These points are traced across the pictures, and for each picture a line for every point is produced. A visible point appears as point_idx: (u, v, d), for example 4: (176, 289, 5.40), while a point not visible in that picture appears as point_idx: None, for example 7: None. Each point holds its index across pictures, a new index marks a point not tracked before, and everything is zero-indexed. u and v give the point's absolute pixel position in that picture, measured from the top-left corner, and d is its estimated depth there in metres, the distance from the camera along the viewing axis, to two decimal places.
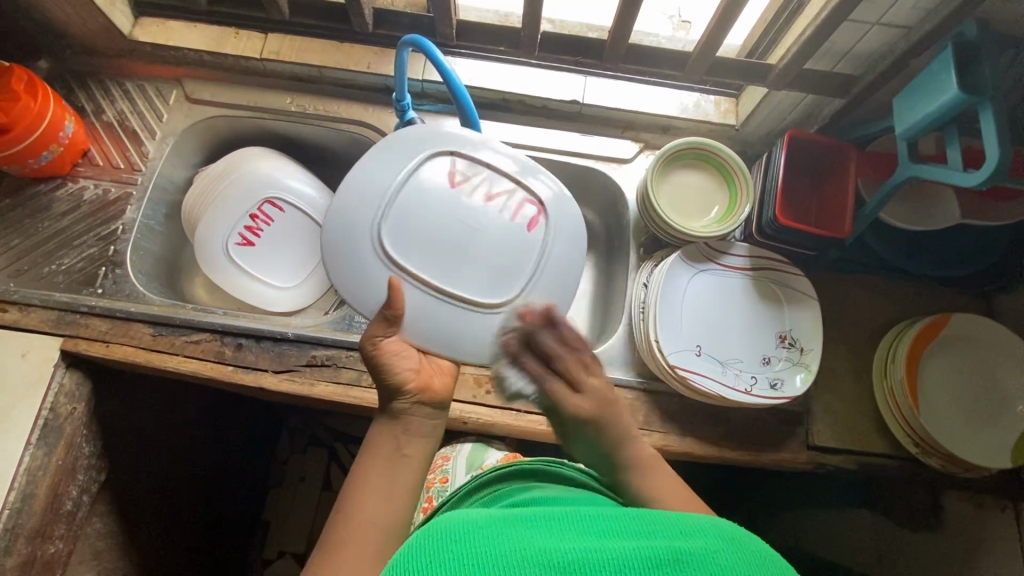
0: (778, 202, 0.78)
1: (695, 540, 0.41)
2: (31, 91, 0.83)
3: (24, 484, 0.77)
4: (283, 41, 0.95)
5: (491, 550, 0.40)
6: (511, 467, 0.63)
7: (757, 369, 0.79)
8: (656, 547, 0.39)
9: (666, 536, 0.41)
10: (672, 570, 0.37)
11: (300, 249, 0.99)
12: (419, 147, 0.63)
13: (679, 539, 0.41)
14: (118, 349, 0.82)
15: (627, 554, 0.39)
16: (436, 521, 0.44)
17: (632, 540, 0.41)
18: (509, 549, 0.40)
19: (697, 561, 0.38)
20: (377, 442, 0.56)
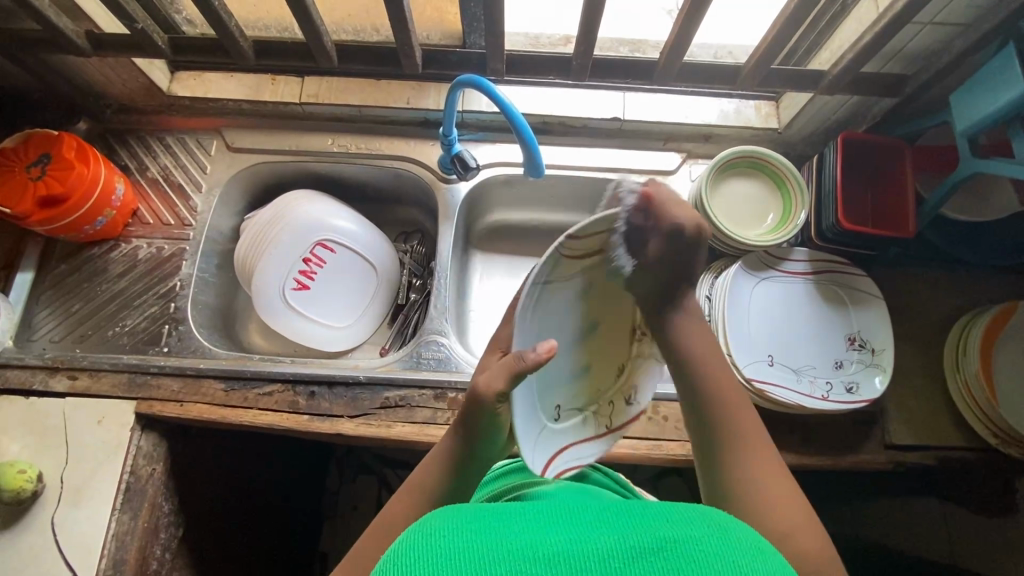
0: (840, 206, 0.78)
1: (678, 527, 0.39)
2: (81, 157, 0.83)
3: (114, 550, 0.77)
4: (320, 84, 0.95)
5: (474, 550, 0.37)
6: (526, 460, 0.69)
7: (830, 375, 0.79)
8: (644, 539, 0.37)
9: (653, 526, 0.39)
10: (661, 558, 0.36)
11: (353, 288, 0.99)
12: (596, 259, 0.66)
13: (664, 527, 0.39)
14: (193, 407, 0.82)
15: (615, 549, 0.37)
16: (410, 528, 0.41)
17: (616, 533, 0.39)
18: (491, 551, 0.37)
19: (690, 551, 0.37)
20: (448, 452, 0.57)
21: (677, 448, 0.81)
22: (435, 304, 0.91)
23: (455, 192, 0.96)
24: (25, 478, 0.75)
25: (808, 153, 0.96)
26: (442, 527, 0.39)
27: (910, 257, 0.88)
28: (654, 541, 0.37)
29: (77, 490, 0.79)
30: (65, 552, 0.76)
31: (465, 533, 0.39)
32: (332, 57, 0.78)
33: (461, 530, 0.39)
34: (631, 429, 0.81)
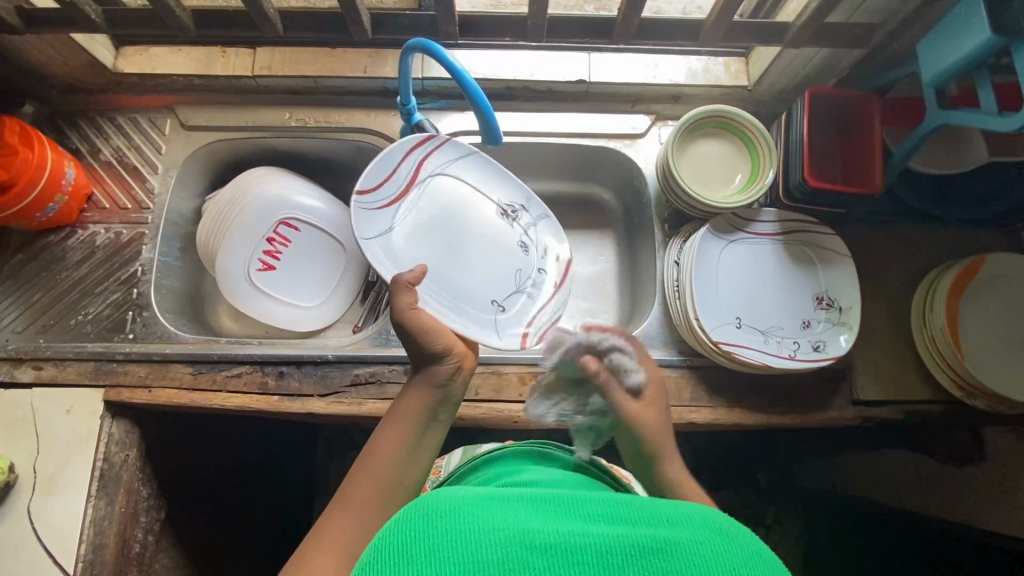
0: (806, 164, 0.76)
1: (679, 527, 0.40)
2: (25, 140, 0.80)
3: (92, 536, 0.78)
4: (273, 55, 0.91)
5: (476, 531, 0.38)
6: (508, 448, 0.72)
7: (798, 334, 0.79)
8: (644, 535, 0.39)
9: (653, 523, 0.40)
10: (654, 557, 0.37)
11: (320, 267, 0.98)
12: (416, 192, 0.84)
13: (665, 527, 0.40)
14: (161, 392, 0.82)
15: (614, 542, 0.38)
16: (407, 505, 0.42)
17: (618, 527, 0.40)
18: (492, 533, 0.38)
19: (687, 551, 0.38)
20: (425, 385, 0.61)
21: None
22: None
23: None
24: None
25: (778, 110, 0.93)
26: (446, 506, 0.41)
27: (880, 214, 0.88)
28: (656, 538, 0.38)
29: (51, 480, 0.79)
30: (43, 539, 0.77)
31: (466, 514, 0.40)
32: (277, 25, 0.74)
33: (464, 511, 0.40)
34: None
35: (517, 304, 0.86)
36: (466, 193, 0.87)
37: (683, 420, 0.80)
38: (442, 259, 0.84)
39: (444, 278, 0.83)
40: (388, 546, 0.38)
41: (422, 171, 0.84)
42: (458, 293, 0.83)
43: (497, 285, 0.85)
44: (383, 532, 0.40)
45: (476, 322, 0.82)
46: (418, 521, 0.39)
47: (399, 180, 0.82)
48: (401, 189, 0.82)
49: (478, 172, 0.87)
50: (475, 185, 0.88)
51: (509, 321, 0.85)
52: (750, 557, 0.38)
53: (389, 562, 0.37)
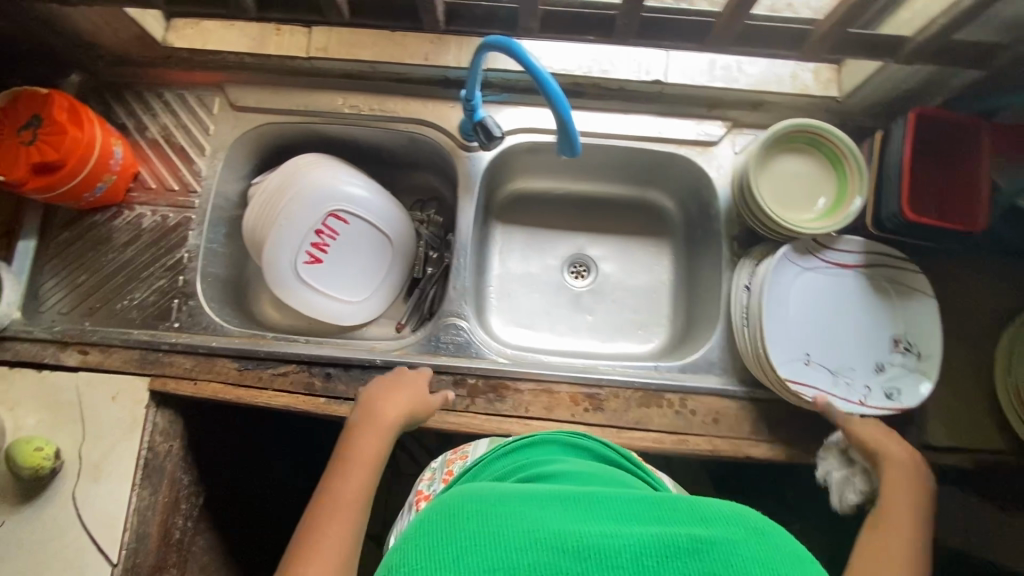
0: (904, 194, 0.70)
1: (717, 526, 0.38)
2: (75, 118, 0.76)
3: (137, 524, 0.78)
4: (330, 36, 0.86)
5: (502, 533, 0.37)
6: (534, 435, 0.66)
7: (871, 378, 0.75)
8: (678, 536, 0.37)
9: (686, 522, 0.39)
10: (691, 560, 0.35)
11: (368, 261, 0.95)
12: (820, 268, 0.77)
13: (700, 527, 0.38)
14: (206, 386, 0.80)
15: (646, 543, 0.36)
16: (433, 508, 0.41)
17: (650, 527, 0.38)
18: (520, 534, 0.37)
19: (725, 553, 0.36)
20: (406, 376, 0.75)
21: (702, 443, 0.78)
22: (454, 284, 0.86)
23: (477, 162, 0.89)
24: (43, 456, 0.75)
25: (867, 125, 0.86)
26: (471, 506, 0.40)
27: (971, 248, 0.81)
28: (691, 539, 0.37)
29: (97, 466, 0.78)
30: (87, 524, 0.77)
31: (491, 514, 0.39)
32: (343, 12, 0.68)
33: (489, 511, 0.39)
34: (657, 422, 0.78)
35: (831, 372, 0.75)
36: (827, 273, 0.77)
37: (742, 454, 0.77)
38: (788, 319, 0.76)
39: (803, 345, 0.76)
40: (418, 547, 0.37)
41: (824, 255, 0.77)
42: (821, 364, 0.75)
43: (854, 361, 0.76)
44: (409, 539, 0.39)
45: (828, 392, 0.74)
46: (445, 522, 0.39)
47: (848, 257, 0.77)
48: (834, 267, 0.77)
49: (796, 242, 0.77)
50: (831, 276, 0.77)
51: (854, 398, 0.74)
52: (790, 556, 0.37)
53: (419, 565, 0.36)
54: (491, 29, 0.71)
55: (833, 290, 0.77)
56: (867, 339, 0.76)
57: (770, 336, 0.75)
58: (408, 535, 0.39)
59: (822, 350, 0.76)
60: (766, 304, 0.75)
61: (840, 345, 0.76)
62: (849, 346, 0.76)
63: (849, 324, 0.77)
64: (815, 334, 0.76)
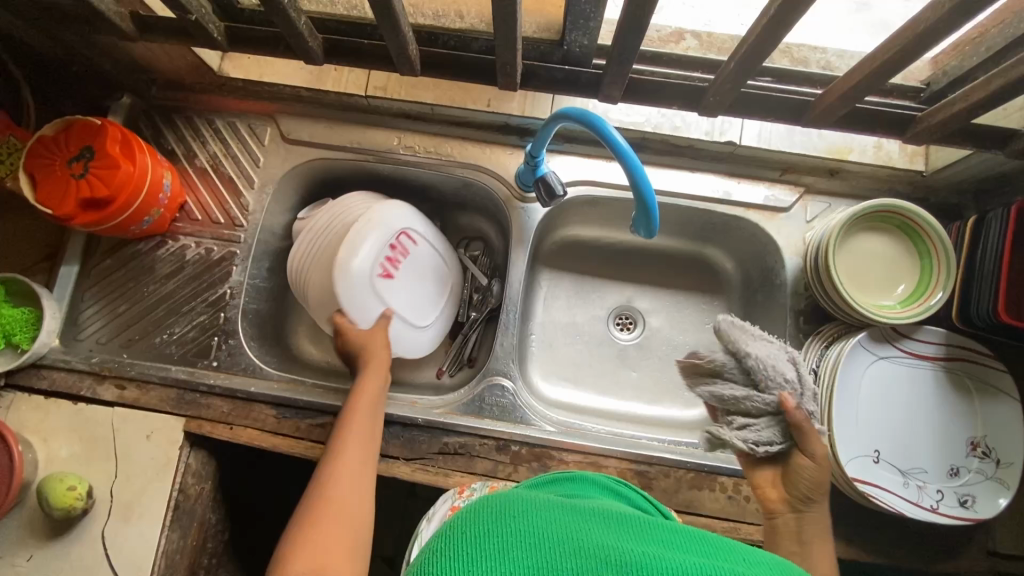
0: (1001, 295, 0.65)
1: (765, 572, 0.36)
2: (126, 151, 0.74)
3: (164, 569, 0.76)
4: (390, 74, 0.83)
5: (538, 532, 0.38)
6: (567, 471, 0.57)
7: (944, 483, 0.70)
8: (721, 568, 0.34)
9: (731, 560, 0.36)
10: None
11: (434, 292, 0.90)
12: (896, 359, 0.73)
13: (745, 566, 0.36)
14: (243, 432, 0.78)
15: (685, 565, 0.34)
16: (476, 511, 0.42)
17: (692, 555, 0.36)
18: (554, 535, 0.37)
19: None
20: (359, 394, 0.74)
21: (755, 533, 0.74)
22: (502, 341, 0.82)
23: (532, 213, 0.85)
24: (75, 496, 0.73)
25: (952, 203, 0.81)
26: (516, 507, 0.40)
27: None
28: (731, 572, 0.34)
29: (127, 506, 0.77)
30: (115, 566, 0.75)
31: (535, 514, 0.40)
32: (415, 66, 0.64)
33: (532, 512, 0.40)
34: (708, 507, 0.74)
35: (901, 472, 0.70)
36: (904, 365, 0.73)
37: None
38: (858, 411, 0.72)
39: (873, 440, 0.71)
40: (454, 536, 0.38)
41: (900, 345, 0.73)
42: (890, 462, 0.71)
43: (928, 461, 0.71)
44: (451, 527, 0.41)
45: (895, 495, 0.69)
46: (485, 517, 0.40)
47: (926, 349, 0.73)
48: (909, 358, 0.73)
49: (871, 332, 0.72)
50: (906, 368, 0.73)
51: (924, 501, 0.69)
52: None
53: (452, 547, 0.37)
54: (568, 91, 0.67)
55: (908, 383, 0.73)
56: (944, 439, 0.71)
57: (837, 429, 0.70)
58: (453, 524, 0.41)
59: (893, 446, 0.71)
60: (837, 393, 0.71)
61: (913, 443, 0.71)
62: (923, 445, 0.71)
63: (924, 420, 0.72)
64: (887, 430, 0.71)
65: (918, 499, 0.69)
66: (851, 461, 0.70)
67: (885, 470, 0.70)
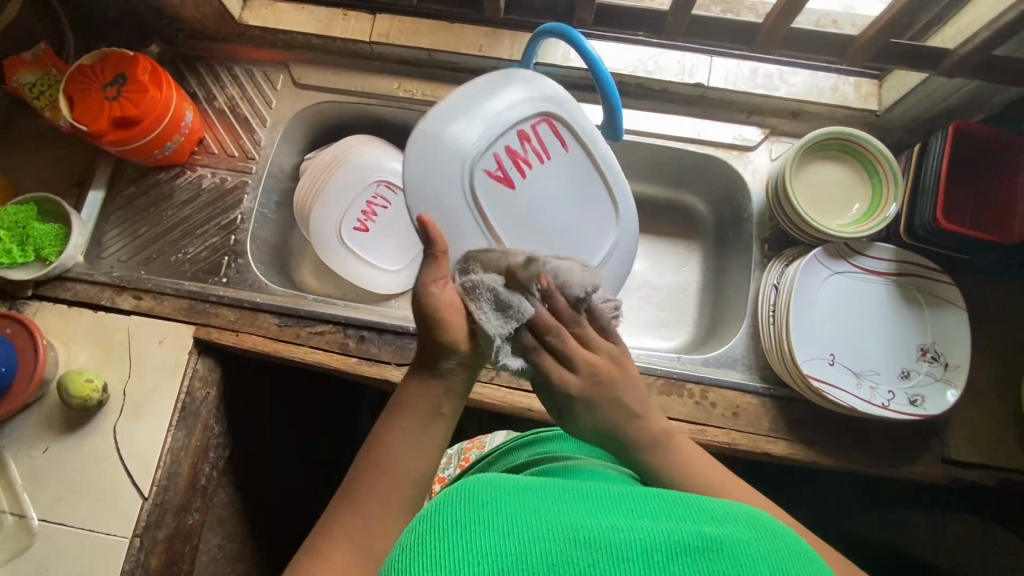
0: (941, 202, 0.71)
1: (727, 526, 0.38)
2: (155, 80, 0.83)
3: (168, 463, 0.82)
4: (392, 23, 0.92)
5: (518, 520, 0.37)
6: (552, 429, 0.67)
7: (895, 383, 0.75)
8: (686, 533, 0.37)
9: (698, 522, 0.38)
10: (702, 556, 0.35)
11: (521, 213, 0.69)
12: (850, 272, 0.78)
13: (710, 525, 0.38)
14: (248, 338, 0.85)
15: (655, 537, 0.36)
16: (445, 495, 0.41)
17: (660, 522, 0.38)
18: (536, 524, 0.37)
19: (732, 550, 0.36)
20: (410, 396, 0.52)
21: (720, 435, 0.78)
22: None
23: None
24: (92, 388, 0.80)
25: (905, 142, 0.87)
26: (488, 489, 0.40)
27: (1004, 267, 0.82)
28: (700, 537, 0.36)
29: (138, 404, 0.83)
30: (124, 458, 0.81)
31: (509, 499, 0.39)
32: None
33: (507, 495, 0.39)
34: (677, 411, 0.79)
35: (853, 375, 0.76)
36: (857, 278, 0.78)
37: (759, 450, 0.77)
38: (815, 319, 0.77)
39: (828, 345, 0.76)
40: (431, 527, 0.37)
41: (854, 260, 0.78)
42: (844, 365, 0.76)
43: (879, 366, 0.76)
44: (425, 514, 0.40)
45: (849, 394, 0.74)
46: (462, 504, 0.39)
47: (877, 263, 0.78)
48: (862, 272, 0.79)
49: (827, 248, 0.78)
50: (859, 282, 0.78)
51: (876, 399, 0.74)
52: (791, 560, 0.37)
53: (436, 548, 0.35)
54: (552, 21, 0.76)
55: (862, 295, 0.78)
56: (894, 346, 0.77)
57: (795, 333, 0.75)
58: (428, 510, 0.40)
59: (846, 351, 0.77)
60: (795, 300, 0.76)
61: (865, 349, 0.77)
62: (873, 350, 0.77)
63: (874, 329, 0.78)
64: (841, 336, 0.77)
65: (871, 398, 0.74)
66: (807, 361, 0.75)
67: (840, 373, 0.75)
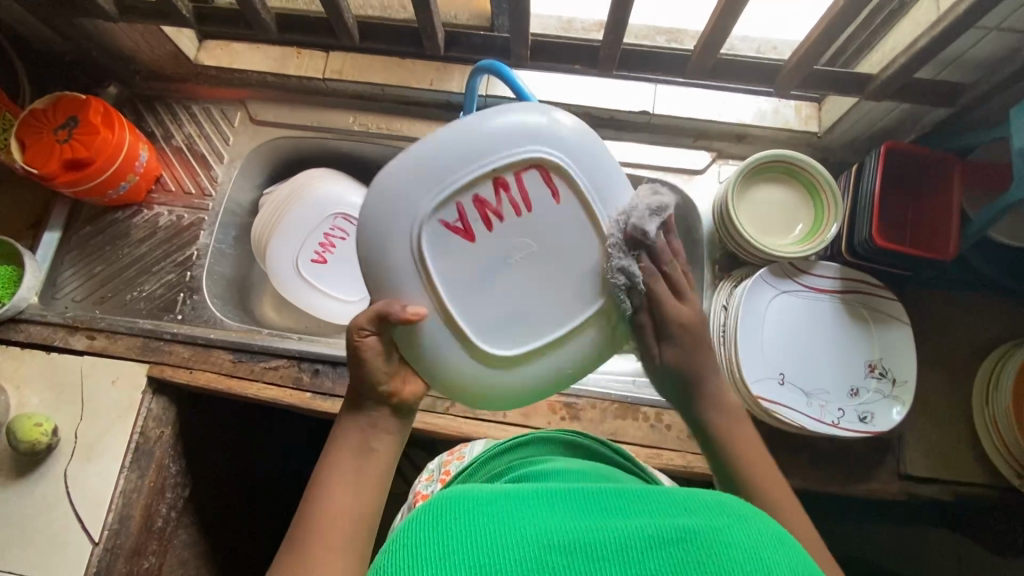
0: (875, 221, 0.73)
1: (702, 515, 0.36)
2: (107, 122, 0.84)
3: (120, 506, 0.80)
4: (346, 60, 0.94)
5: (490, 530, 0.35)
6: (528, 436, 0.65)
7: (845, 401, 0.75)
8: (661, 526, 0.35)
9: (672, 514, 0.36)
10: (676, 549, 0.33)
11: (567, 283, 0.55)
12: (796, 291, 0.79)
13: (686, 517, 0.36)
14: (201, 375, 0.84)
15: (629, 534, 0.34)
16: (421, 508, 0.39)
17: (635, 519, 0.36)
18: (506, 532, 0.35)
19: (709, 536, 0.34)
20: (344, 437, 0.51)
21: (676, 458, 0.78)
22: None
23: None
24: (41, 431, 0.78)
25: (847, 161, 0.90)
26: (459, 503, 0.38)
27: (947, 280, 0.83)
28: (677, 529, 0.34)
29: (89, 447, 0.82)
30: (74, 503, 0.80)
31: (480, 512, 0.37)
32: (353, 34, 0.84)
33: (477, 506, 0.38)
34: (632, 435, 0.79)
35: (803, 394, 0.76)
36: (805, 297, 0.79)
37: None
38: (763, 339, 0.78)
39: (778, 365, 0.77)
40: (400, 548, 0.35)
41: (801, 279, 0.79)
42: (794, 384, 0.76)
43: (829, 383, 0.77)
44: (400, 536, 0.37)
45: (801, 413, 0.75)
46: (431, 521, 0.36)
47: (824, 282, 0.80)
48: (809, 290, 0.80)
49: (773, 271, 0.79)
50: (807, 301, 0.79)
51: (827, 417, 0.75)
52: (772, 542, 0.34)
53: (406, 566, 0.33)
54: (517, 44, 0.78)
55: (809, 314, 0.79)
56: (843, 363, 0.78)
57: (745, 354, 0.76)
58: (398, 533, 0.37)
59: (795, 370, 0.77)
60: (742, 320, 0.77)
61: (815, 367, 0.77)
62: (822, 368, 0.78)
63: (823, 348, 0.78)
64: (790, 355, 0.78)
65: (822, 417, 0.74)
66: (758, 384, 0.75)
67: (791, 392, 0.76)
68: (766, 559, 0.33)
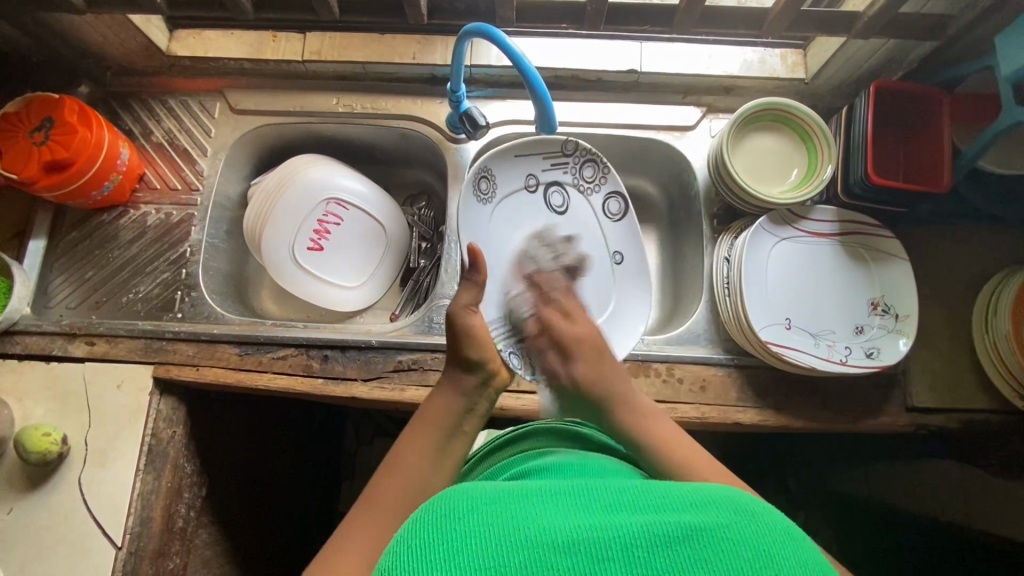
0: (870, 158, 0.74)
1: (707, 510, 0.36)
2: (84, 120, 0.81)
3: (140, 509, 0.79)
4: (324, 40, 0.92)
5: (494, 529, 0.35)
6: (530, 427, 0.67)
7: (850, 339, 0.77)
8: (664, 521, 0.35)
9: (676, 509, 0.36)
10: (681, 548, 0.33)
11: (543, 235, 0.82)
12: (796, 236, 0.80)
13: (689, 511, 0.36)
14: (208, 371, 0.83)
15: (636, 530, 0.34)
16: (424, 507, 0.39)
17: (640, 514, 0.36)
18: (510, 530, 0.35)
19: (713, 537, 0.34)
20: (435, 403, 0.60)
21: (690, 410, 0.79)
22: (446, 268, 0.90)
23: (464, 152, 0.93)
24: (50, 441, 0.77)
25: (835, 106, 0.90)
26: (461, 505, 0.38)
27: (940, 216, 0.85)
28: (681, 525, 0.34)
29: (102, 452, 0.80)
30: (93, 510, 0.79)
31: (484, 513, 0.36)
32: (333, 9, 0.82)
33: (482, 507, 0.37)
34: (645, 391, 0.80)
35: (808, 336, 0.77)
36: (804, 241, 0.80)
37: (729, 420, 0.78)
38: (766, 284, 0.78)
39: (784, 309, 0.78)
40: (403, 550, 0.35)
41: (800, 224, 0.80)
42: (800, 326, 0.78)
43: (834, 323, 0.78)
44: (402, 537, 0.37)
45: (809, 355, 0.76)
46: (435, 526, 0.36)
47: (822, 225, 0.81)
48: (808, 234, 0.81)
49: (773, 220, 0.80)
50: (806, 246, 0.80)
51: (834, 356, 0.76)
52: (781, 538, 0.35)
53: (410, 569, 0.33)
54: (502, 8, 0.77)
55: (810, 257, 0.80)
56: (846, 302, 0.79)
57: (751, 301, 0.76)
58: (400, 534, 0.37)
59: (800, 313, 0.78)
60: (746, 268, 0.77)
61: (819, 309, 0.79)
62: (827, 309, 0.79)
63: (825, 289, 0.80)
64: (795, 299, 0.79)
65: (829, 356, 0.76)
66: (767, 330, 0.76)
67: (799, 337, 0.77)
68: (767, 558, 0.33)
